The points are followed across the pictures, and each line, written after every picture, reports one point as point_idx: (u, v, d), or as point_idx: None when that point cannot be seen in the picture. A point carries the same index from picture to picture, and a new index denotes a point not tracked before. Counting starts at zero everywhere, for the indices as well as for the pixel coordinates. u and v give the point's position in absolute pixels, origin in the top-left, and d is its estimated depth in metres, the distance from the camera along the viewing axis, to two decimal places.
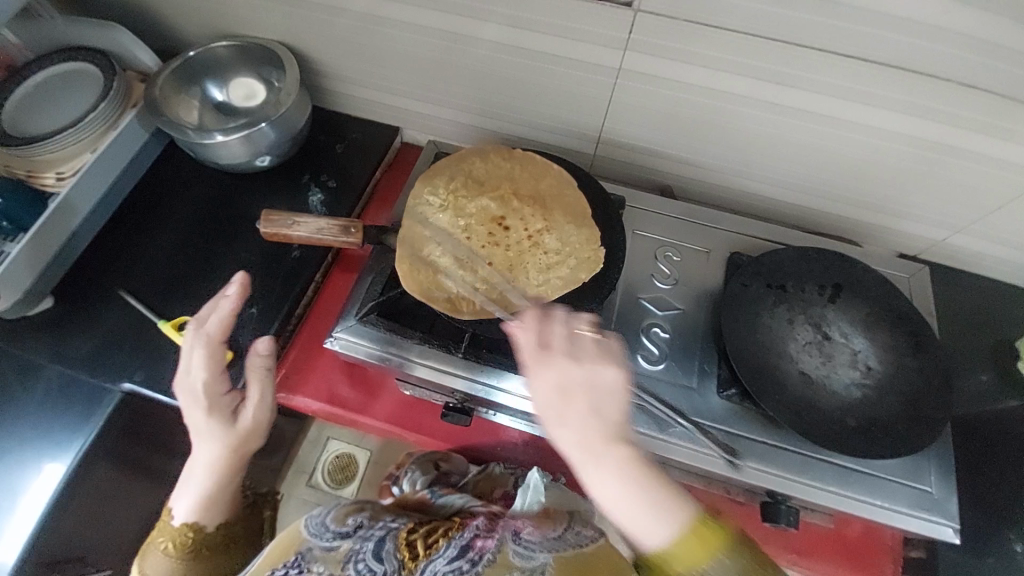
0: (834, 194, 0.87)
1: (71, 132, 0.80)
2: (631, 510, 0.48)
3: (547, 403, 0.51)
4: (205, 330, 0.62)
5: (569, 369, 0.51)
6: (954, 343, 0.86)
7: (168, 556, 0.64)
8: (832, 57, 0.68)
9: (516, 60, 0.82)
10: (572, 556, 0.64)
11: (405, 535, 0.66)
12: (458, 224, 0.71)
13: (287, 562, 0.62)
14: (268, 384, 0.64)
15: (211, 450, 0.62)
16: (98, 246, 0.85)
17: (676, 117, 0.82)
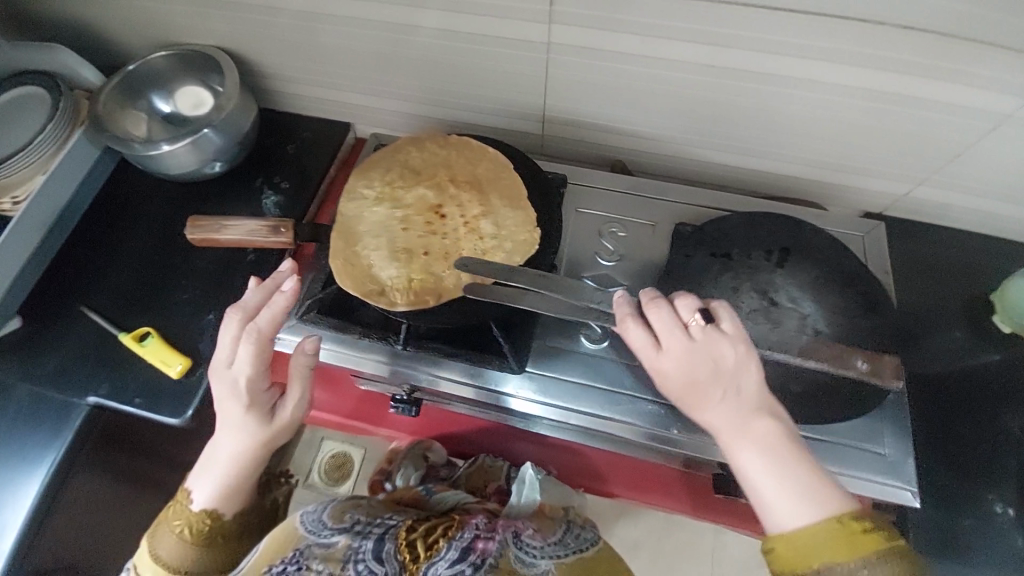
0: (790, 156, 0.84)
1: (24, 154, 0.81)
2: (789, 483, 0.51)
3: (681, 393, 0.55)
4: (255, 325, 0.59)
5: (695, 361, 0.54)
6: (923, 300, 0.84)
7: (181, 540, 0.61)
8: (765, 12, 0.65)
9: (450, 45, 0.81)
10: (572, 561, 0.68)
11: (405, 535, 0.64)
12: (394, 216, 0.70)
13: (286, 557, 0.60)
14: (309, 384, 0.62)
15: (248, 443, 0.60)
16: (63, 264, 0.87)
17: (617, 88, 0.80)
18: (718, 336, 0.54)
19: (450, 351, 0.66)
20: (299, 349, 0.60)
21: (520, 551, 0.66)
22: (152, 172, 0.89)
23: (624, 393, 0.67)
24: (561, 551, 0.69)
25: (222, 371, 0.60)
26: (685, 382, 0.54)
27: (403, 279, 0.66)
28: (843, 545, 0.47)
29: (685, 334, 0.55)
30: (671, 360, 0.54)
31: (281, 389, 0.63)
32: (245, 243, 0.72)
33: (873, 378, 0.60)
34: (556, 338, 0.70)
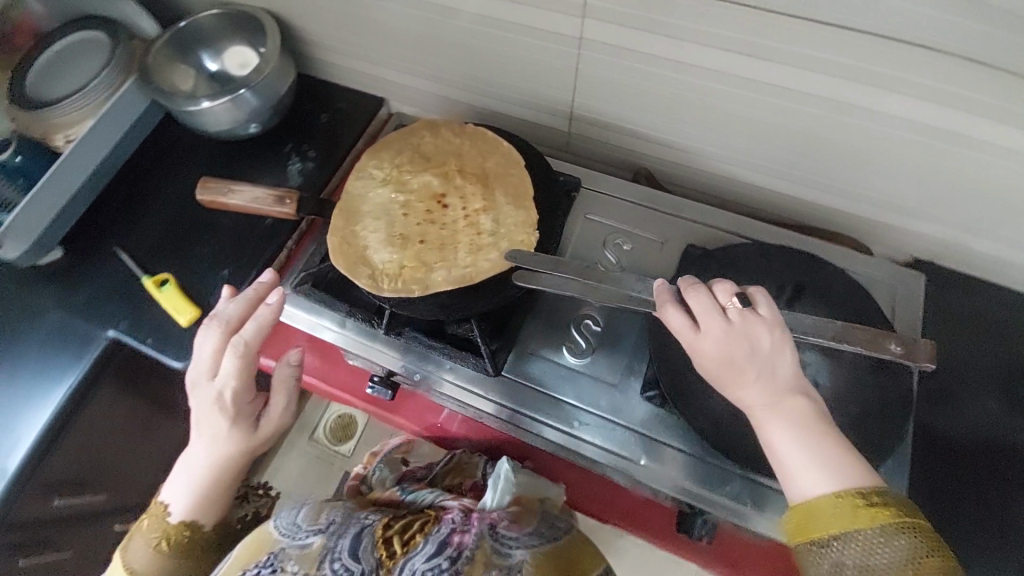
0: (831, 186, 0.78)
1: (77, 96, 0.86)
2: (821, 461, 0.50)
3: (718, 376, 0.53)
4: (239, 339, 0.61)
5: (734, 345, 0.52)
6: (957, 360, 0.77)
7: (159, 553, 0.61)
8: (823, 28, 0.58)
9: (482, 30, 0.78)
10: (549, 548, 0.63)
11: (382, 531, 0.61)
12: (397, 200, 0.71)
13: (259, 561, 0.58)
14: (293, 393, 0.65)
15: (232, 454, 0.61)
16: (103, 203, 0.92)
17: (651, 94, 0.75)
18: (756, 320, 0.53)
19: (431, 340, 0.68)
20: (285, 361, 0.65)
21: (499, 544, 0.62)
22: (196, 129, 0.91)
23: (594, 412, 0.66)
24: (537, 541, 0.64)
25: (204, 384, 0.61)
26: (723, 363, 0.52)
27: (395, 264, 0.66)
28: (857, 521, 0.47)
29: (725, 317, 0.53)
30: (711, 343, 0.52)
31: (264, 400, 0.65)
32: (250, 209, 0.78)
33: (908, 360, 0.56)
34: (538, 345, 0.70)
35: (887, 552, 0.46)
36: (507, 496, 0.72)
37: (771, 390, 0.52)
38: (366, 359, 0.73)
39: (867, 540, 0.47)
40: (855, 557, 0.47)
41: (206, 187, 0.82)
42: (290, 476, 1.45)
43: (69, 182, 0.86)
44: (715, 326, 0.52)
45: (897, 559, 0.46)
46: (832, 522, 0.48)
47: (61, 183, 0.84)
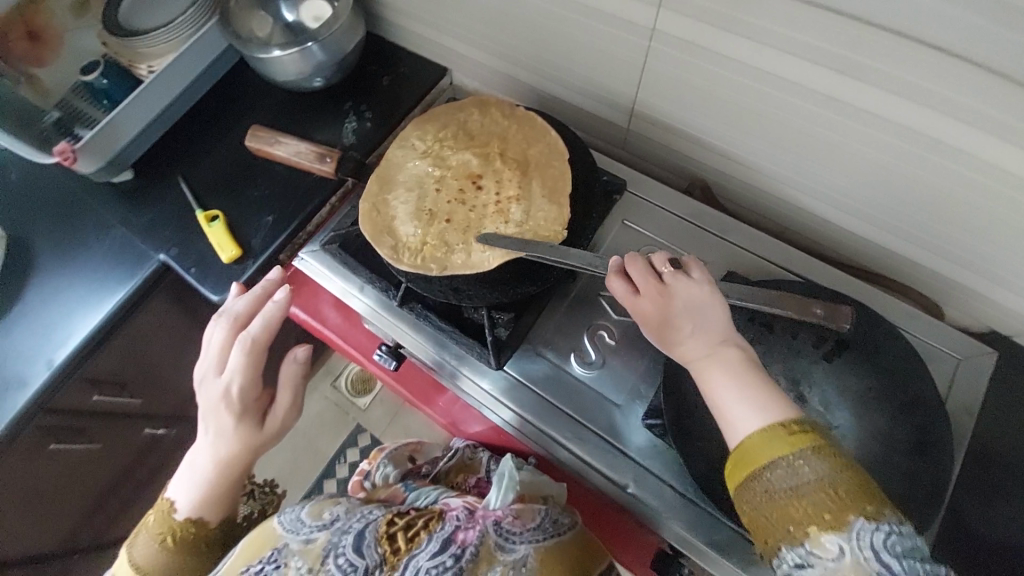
0: (909, 234, 0.69)
1: (168, 28, 0.91)
2: (751, 407, 0.47)
3: (656, 337, 0.53)
4: (247, 333, 0.65)
5: (668, 303, 0.53)
6: (1015, 450, 0.69)
7: (164, 548, 0.62)
8: (936, 55, 0.51)
9: (552, 9, 0.73)
10: (551, 545, 0.63)
11: (385, 527, 0.60)
12: (433, 175, 0.71)
13: (263, 557, 0.56)
14: (301, 390, 0.68)
15: (236, 449, 0.64)
16: (174, 134, 0.97)
17: (722, 102, 0.69)
18: (685, 280, 0.54)
19: (441, 322, 0.68)
20: (293, 357, 0.68)
21: (502, 540, 0.62)
22: (268, 78, 0.93)
23: (591, 429, 0.64)
24: (540, 535, 0.64)
25: (212, 379, 0.65)
26: (665, 325, 0.52)
27: (418, 239, 0.67)
28: (783, 445, 0.44)
29: (657, 277, 0.54)
30: (644, 302, 0.53)
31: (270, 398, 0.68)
32: (296, 163, 0.84)
33: (829, 325, 0.56)
34: (546, 349, 0.67)
35: (818, 473, 0.43)
36: (512, 491, 0.68)
37: (707, 348, 0.51)
38: (381, 329, 0.74)
39: (793, 463, 0.44)
40: (785, 483, 0.44)
41: (256, 136, 0.87)
42: (308, 416, 1.53)
43: (146, 111, 0.91)
44: (647, 286, 0.54)
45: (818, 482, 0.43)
46: (760, 450, 0.45)
47: (135, 108, 0.90)
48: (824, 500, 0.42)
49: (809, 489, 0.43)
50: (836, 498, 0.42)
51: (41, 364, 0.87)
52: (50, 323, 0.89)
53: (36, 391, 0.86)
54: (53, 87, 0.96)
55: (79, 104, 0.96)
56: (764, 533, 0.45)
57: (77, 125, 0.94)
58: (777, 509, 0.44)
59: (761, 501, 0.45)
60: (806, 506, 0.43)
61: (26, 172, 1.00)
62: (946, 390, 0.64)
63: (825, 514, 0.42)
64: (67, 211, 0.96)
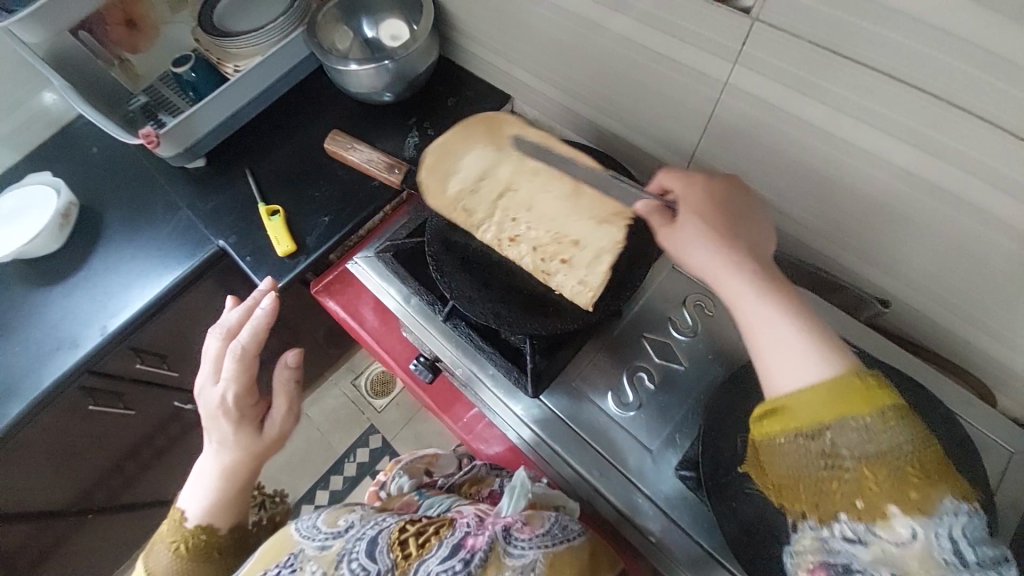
0: (966, 314, 0.67)
1: (259, 33, 0.96)
2: (783, 335, 0.44)
3: (698, 239, 0.52)
4: (237, 343, 0.66)
5: (722, 223, 0.54)
6: None
7: (178, 557, 0.62)
8: (1011, 139, 0.51)
9: (626, 54, 0.76)
10: (562, 550, 0.61)
11: (398, 534, 0.57)
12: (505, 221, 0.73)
13: (280, 561, 0.56)
14: (294, 395, 0.69)
15: (238, 456, 0.66)
16: (247, 129, 1.03)
17: (783, 158, 0.69)
18: (744, 215, 0.55)
19: (481, 341, 0.69)
20: (285, 362, 0.70)
21: (509, 544, 0.59)
22: (342, 87, 0.98)
23: (616, 468, 0.64)
24: (548, 541, 0.62)
25: (209, 388, 0.67)
26: (710, 233, 0.52)
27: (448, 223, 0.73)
28: (846, 402, 0.39)
29: (718, 205, 0.56)
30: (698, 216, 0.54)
31: (267, 406, 0.70)
32: (364, 172, 0.93)
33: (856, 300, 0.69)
34: (579, 382, 0.67)
35: (897, 439, 0.37)
36: (524, 499, 0.67)
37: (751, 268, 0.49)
38: (418, 339, 0.76)
39: (868, 425, 0.38)
40: (853, 449, 0.38)
41: (334, 139, 0.96)
42: (324, 409, 1.55)
43: (225, 106, 0.96)
44: (704, 207, 0.55)
45: (891, 444, 0.37)
46: (812, 406, 0.40)
47: (218, 105, 0.95)
48: (901, 470, 0.37)
49: (884, 458, 0.37)
50: (912, 469, 0.37)
51: (95, 328, 0.91)
52: (108, 290, 0.94)
53: (86, 352, 0.90)
54: (143, 73, 1.04)
55: (166, 93, 1.04)
56: (814, 498, 0.40)
57: (162, 112, 1.02)
58: (834, 476, 0.39)
59: (814, 460, 0.39)
60: (876, 477, 0.37)
61: (109, 146, 1.07)
62: (993, 483, 0.61)
63: (897, 486, 0.37)
64: (141, 187, 1.02)
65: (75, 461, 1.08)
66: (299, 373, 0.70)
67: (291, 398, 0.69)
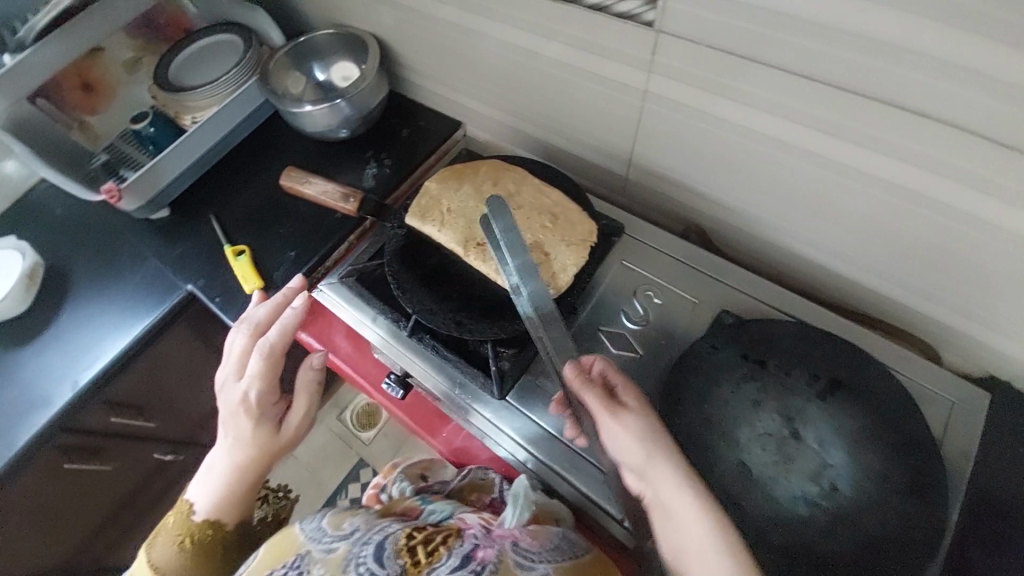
0: (896, 279, 0.72)
1: (217, 85, 1.02)
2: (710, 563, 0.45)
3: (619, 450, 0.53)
4: (265, 341, 0.69)
5: (638, 426, 0.53)
6: None
7: (182, 549, 0.70)
8: (898, 113, 0.56)
9: (557, 74, 0.82)
10: (570, 566, 0.60)
11: (405, 540, 0.60)
12: (482, 231, 0.73)
13: (287, 562, 0.58)
14: (314, 398, 0.73)
15: (253, 455, 0.69)
16: (209, 177, 1.06)
17: (709, 153, 0.75)
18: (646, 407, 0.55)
19: (447, 351, 0.71)
20: (308, 363, 0.74)
21: (522, 559, 0.59)
22: (298, 128, 1.02)
23: (588, 460, 0.67)
24: (556, 556, 0.61)
25: (231, 385, 0.70)
26: (631, 442, 0.52)
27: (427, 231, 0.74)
28: None
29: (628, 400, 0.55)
30: (615, 423, 0.53)
31: (285, 405, 0.73)
32: (322, 204, 0.97)
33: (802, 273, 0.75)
34: (545, 379, 0.71)
35: None
36: (527, 511, 0.66)
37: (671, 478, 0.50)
38: (391, 359, 0.77)
39: None
40: None
41: (289, 175, 1.00)
42: (312, 448, 1.53)
43: (185, 156, 0.99)
44: (619, 409, 0.54)
45: None
46: None
47: (178, 156, 0.98)
48: None
49: None
50: None
51: (66, 384, 0.90)
52: (79, 344, 0.94)
53: (59, 407, 0.89)
54: (103, 132, 1.05)
55: (126, 149, 1.05)
56: None
57: (124, 167, 1.03)
58: None
59: None
60: None
61: (73, 205, 1.08)
62: (939, 432, 0.63)
63: None
64: (106, 242, 1.03)
65: (53, 526, 1.05)
66: (321, 376, 0.74)
67: (310, 399, 0.73)
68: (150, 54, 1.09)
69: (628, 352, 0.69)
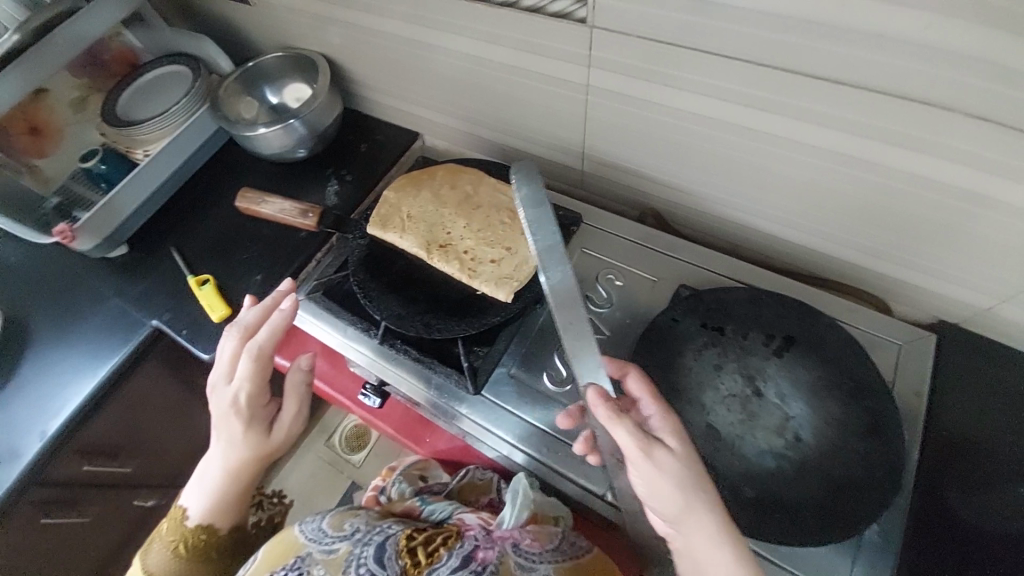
0: (839, 238, 0.76)
1: (164, 116, 1.01)
2: None
3: (656, 500, 0.51)
4: (255, 343, 0.69)
5: (678, 478, 0.50)
6: (991, 436, 0.69)
7: (177, 552, 0.74)
8: (815, 82, 0.60)
9: (503, 77, 0.85)
10: (569, 566, 0.64)
11: (405, 541, 0.65)
12: (443, 234, 0.75)
13: (288, 564, 0.64)
14: (304, 401, 0.75)
15: (244, 457, 0.72)
16: (167, 209, 1.05)
17: (655, 137, 0.78)
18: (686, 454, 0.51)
19: (419, 353, 0.72)
20: (298, 365, 0.75)
21: (522, 560, 0.63)
22: (256, 152, 1.03)
23: (566, 443, 0.67)
24: (557, 556, 0.65)
25: (222, 387, 0.70)
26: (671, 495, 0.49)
27: (389, 238, 0.75)
28: None
29: (669, 448, 0.51)
30: (656, 476, 0.49)
31: (275, 406, 0.74)
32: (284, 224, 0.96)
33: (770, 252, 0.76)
34: (518, 368, 0.71)
35: None
36: (525, 510, 0.67)
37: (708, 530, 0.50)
38: (367, 370, 0.77)
39: None
40: None
41: (245, 197, 0.93)
42: (302, 477, 1.51)
43: (140, 190, 0.98)
44: (658, 460, 0.49)
45: None
46: None
47: (133, 190, 0.97)
48: None
49: None
50: None
51: (33, 435, 0.87)
52: (44, 395, 0.90)
53: (29, 460, 0.85)
54: (53, 175, 1.03)
55: (79, 189, 1.03)
56: None
57: (78, 209, 1.02)
58: None
59: None
60: None
61: (25, 252, 1.05)
62: (892, 377, 0.66)
63: None
64: (63, 286, 1.00)
65: None
66: (311, 376, 0.76)
67: (299, 401, 0.74)
68: (96, 92, 1.08)
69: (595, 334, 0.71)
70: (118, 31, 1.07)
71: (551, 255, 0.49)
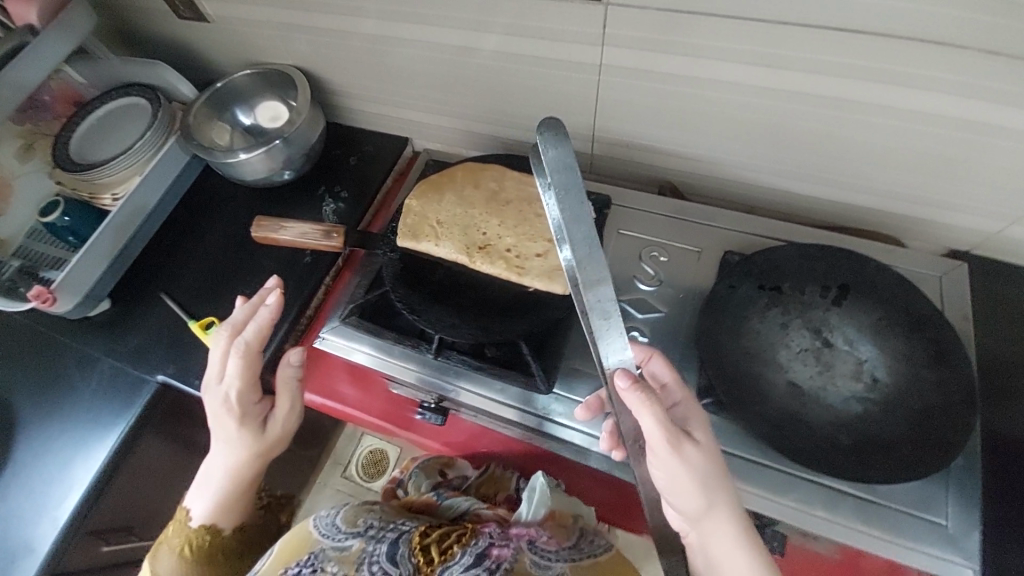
0: (857, 185, 0.79)
1: (126, 155, 0.90)
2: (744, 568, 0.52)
3: (673, 487, 0.52)
4: (242, 339, 0.68)
5: (697, 468, 0.51)
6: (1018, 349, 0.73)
7: (181, 557, 0.74)
8: (838, 34, 0.61)
9: (505, 66, 0.81)
10: (588, 563, 0.64)
11: (418, 539, 0.64)
12: (479, 235, 0.72)
13: (300, 560, 0.62)
14: (296, 392, 0.73)
15: (240, 455, 0.72)
16: (149, 254, 0.96)
17: (671, 109, 0.78)
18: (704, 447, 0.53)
19: (477, 362, 0.69)
20: (287, 361, 0.71)
21: (537, 557, 0.63)
22: (240, 180, 0.95)
23: None
24: (576, 554, 0.65)
25: (213, 386, 0.70)
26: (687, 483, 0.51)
27: (424, 248, 0.72)
28: None
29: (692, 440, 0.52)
30: (676, 466, 0.51)
31: (269, 403, 0.74)
32: (298, 247, 0.84)
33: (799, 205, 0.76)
34: (580, 361, 0.70)
35: None
36: (542, 506, 0.71)
37: (719, 515, 0.52)
38: (410, 386, 0.73)
39: None
40: None
41: (260, 225, 0.86)
42: None
43: (116, 239, 0.89)
44: (680, 451, 0.50)
45: None
46: None
47: (108, 239, 0.88)
48: None
49: None
50: None
51: (46, 521, 0.80)
52: (47, 477, 0.82)
53: (47, 552, 0.78)
54: (8, 237, 0.91)
55: (40, 248, 0.92)
56: None
57: (45, 268, 0.91)
58: None
59: None
60: None
61: None
62: (940, 305, 0.70)
63: None
64: (43, 354, 0.90)
65: None
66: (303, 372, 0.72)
67: (291, 397, 0.73)
68: (44, 136, 0.96)
69: (651, 313, 0.71)
70: (59, 68, 0.96)
71: (574, 230, 0.42)
